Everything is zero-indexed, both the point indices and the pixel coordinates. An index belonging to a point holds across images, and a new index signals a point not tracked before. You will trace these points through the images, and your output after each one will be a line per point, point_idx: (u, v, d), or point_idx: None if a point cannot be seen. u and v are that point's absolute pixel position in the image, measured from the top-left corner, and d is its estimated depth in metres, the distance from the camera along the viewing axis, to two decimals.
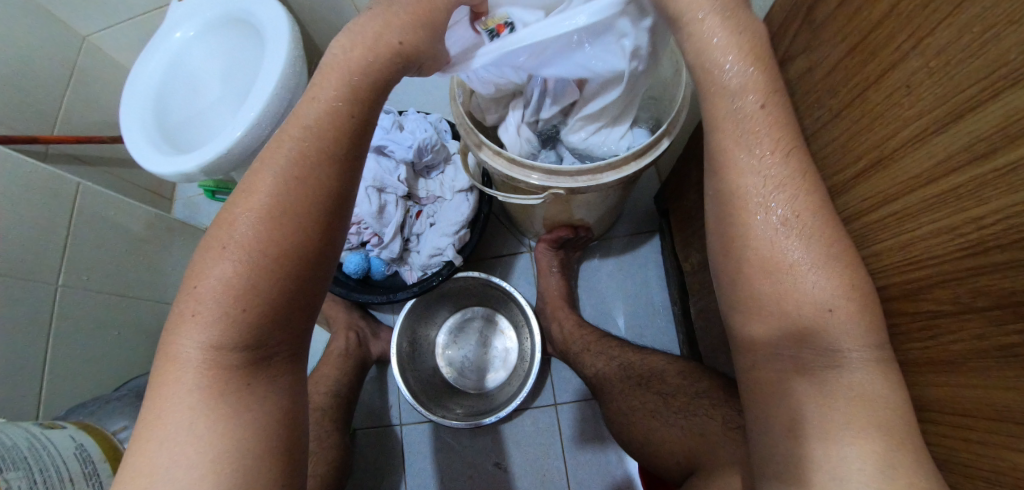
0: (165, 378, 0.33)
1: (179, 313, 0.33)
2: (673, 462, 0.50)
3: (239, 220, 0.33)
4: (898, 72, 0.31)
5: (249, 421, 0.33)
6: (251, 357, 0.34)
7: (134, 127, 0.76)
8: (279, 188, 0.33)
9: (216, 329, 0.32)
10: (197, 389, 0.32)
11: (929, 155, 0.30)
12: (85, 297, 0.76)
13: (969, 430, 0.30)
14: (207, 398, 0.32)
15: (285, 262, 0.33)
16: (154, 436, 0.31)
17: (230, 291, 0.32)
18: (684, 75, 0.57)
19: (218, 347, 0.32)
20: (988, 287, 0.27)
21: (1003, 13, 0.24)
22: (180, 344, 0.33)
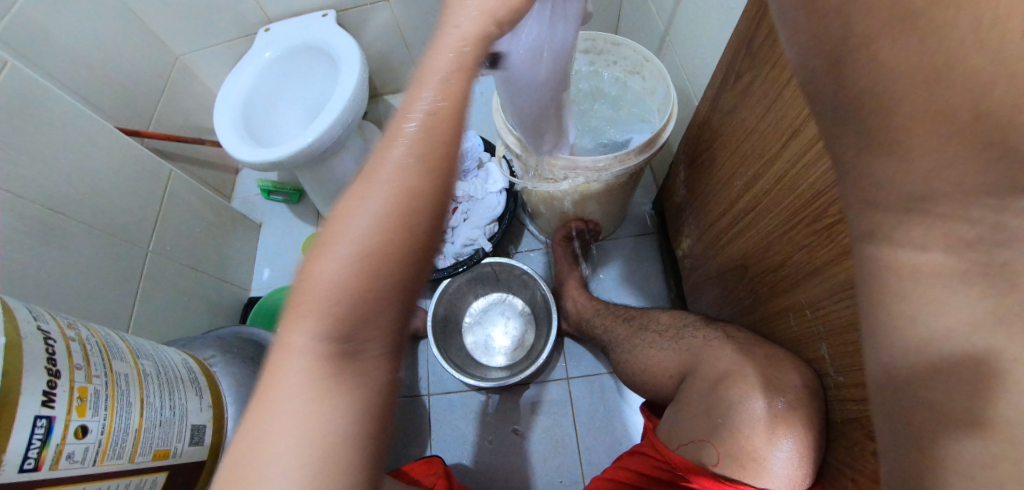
0: (278, 379, 0.30)
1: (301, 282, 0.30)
2: (669, 377, 0.64)
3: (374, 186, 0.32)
4: (779, 97, 0.53)
5: (352, 412, 0.29)
6: (346, 339, 0.30)
7: (224, 124, 0.93)
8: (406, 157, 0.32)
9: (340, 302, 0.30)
10: (297, 383, 0.29)
11: (796, 147, 0.51)
12: (166, 262, 0.89)
13: (813, 313, 0.51)
14: (320, 386, 0.29)
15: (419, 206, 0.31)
16: (266, 440, 0.28)
17: (359, 245, 0.30)
18: (670, 95, 0.77)
19: (331, 326, 0.30)
20: (821, 219, 0.47)
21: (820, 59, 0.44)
22: (295, 337, 0.30)
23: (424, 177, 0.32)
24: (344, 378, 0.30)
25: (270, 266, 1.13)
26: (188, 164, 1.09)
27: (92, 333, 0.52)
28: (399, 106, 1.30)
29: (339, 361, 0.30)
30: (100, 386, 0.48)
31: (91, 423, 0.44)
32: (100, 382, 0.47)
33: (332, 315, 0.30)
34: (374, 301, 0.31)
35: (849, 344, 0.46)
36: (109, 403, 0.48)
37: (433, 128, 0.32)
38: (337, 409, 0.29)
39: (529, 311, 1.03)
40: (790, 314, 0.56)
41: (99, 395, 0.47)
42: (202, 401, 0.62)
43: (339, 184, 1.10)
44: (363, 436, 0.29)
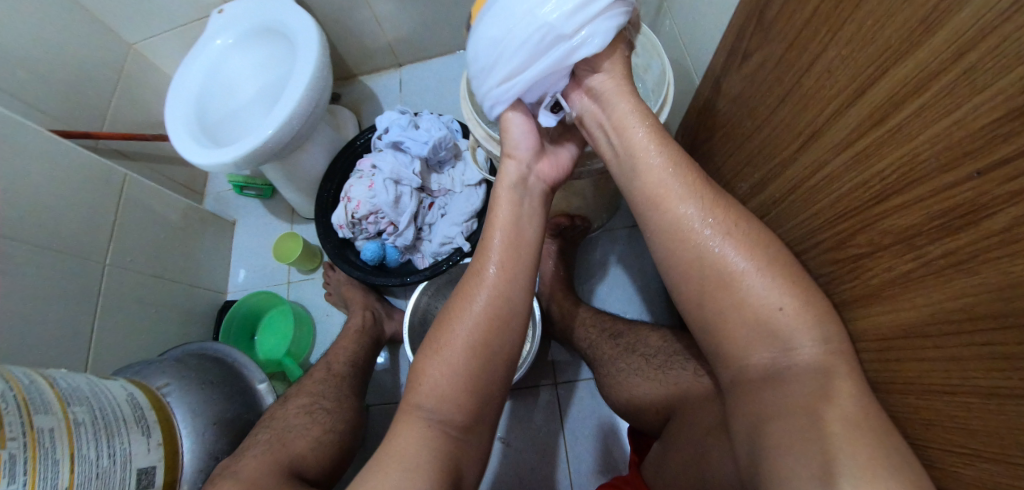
0: (401, 435, 0.42)
1: (430, 352, 0.44)
2: (653, 410, 0.57)
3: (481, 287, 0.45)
4: (819, 61, 0.39)
5: (436, 469, 0.40)
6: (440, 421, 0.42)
7: (177, 118, 0.86)
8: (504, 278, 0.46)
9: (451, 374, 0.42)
10: (410, 439, 0.42)
11: (847, 125, 0.37)
12: (127, 275, 0.84)
13: (867, 350, 0.38)
14: (422, 450, 0.41)
15: (496, 331, 0.44)
16: (375, 481, 0.40)
17: (452, 361, 0.43)
18: (668, 77, 0.65)
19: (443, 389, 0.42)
20: (892, 225, 0.34)
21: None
22: (416, 410, 0.43)
23: (502, 308, 0.44)
24: (434, 444, 0.41)
25: (245, 268, 1.08)
26: (151, 163, 1.02)
27: (7, 381, 0.46)
28: (376, 88, 1.19)
29: (433, 432, 0.42)
30: (16, 448, 0.43)
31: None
32: (15, 445, 0.43)
33: (441, 401, 0.42)
34: (463, 393, 0.42)
35: (921, 397, 0.33)
36: (30, 466, 0.43)
37: (507, 263, 0.46)
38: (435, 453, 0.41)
39: None
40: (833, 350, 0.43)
41: (12, 461, 0.42)
42: (151, 440, 0.58)
43: (308, 179, 1.01)
44: (442, 487, 0.40)
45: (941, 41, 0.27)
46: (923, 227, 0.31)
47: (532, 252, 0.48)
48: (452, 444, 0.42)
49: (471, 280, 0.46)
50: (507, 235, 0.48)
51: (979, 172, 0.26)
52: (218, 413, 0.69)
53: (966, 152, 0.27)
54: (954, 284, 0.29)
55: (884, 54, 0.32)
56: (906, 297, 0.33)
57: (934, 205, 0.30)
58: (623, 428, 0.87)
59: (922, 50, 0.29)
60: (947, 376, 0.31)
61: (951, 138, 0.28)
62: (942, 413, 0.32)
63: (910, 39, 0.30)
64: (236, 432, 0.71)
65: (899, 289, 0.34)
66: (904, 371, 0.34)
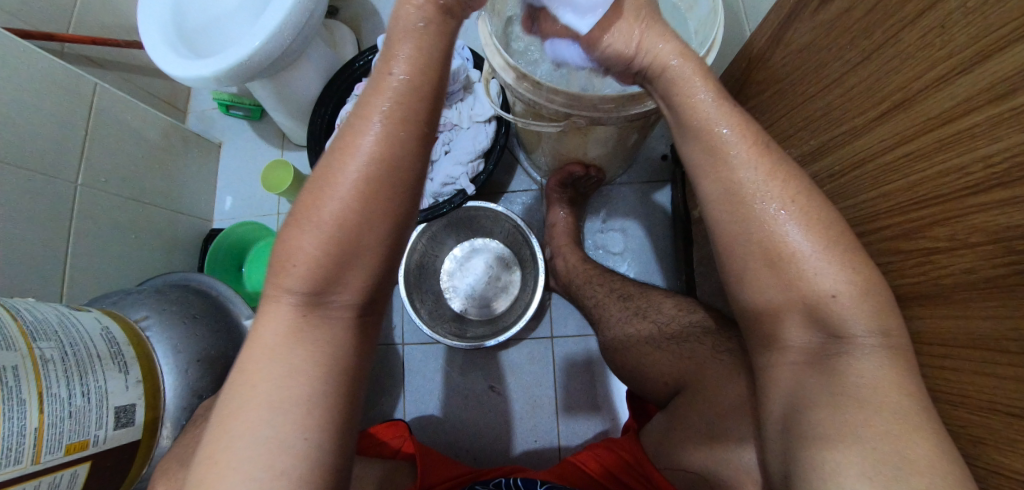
0: (263, 326, 0.34)
1: (279, 259, 0.34)
2: (661, 382, 0.55)
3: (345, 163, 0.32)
4: (936, 10, 0.31)
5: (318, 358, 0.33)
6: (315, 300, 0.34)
7: (153, 25, 0.76)
8: (375, 145, 0.32)
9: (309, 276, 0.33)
10: (279, 331, 0.34)
11: (952, 96, 0.31)
12: (103, 197, 0.77)
13: (925, 351, 0.34)
14: (301, 340, 0.33)
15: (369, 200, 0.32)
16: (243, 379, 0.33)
17: (322, 242, 0.32)
18: (720, 15, 0.56)
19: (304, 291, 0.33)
20: (986, 223, 0.29)
21: None
22: (284, 298, 0.34)
23: (383, 182, 0.32)
24: (307, 342, 0.33)
25: (232, 195, 1.02)
26: (125, 73, 0.91)
27: None
28: (377, 4, 1.06)
29: (311, 314, 0.34)
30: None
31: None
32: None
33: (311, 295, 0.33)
34: (338, 271, 0.33)
35: (973, 412, 0.30)
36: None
37: (396, 119, 0.33)
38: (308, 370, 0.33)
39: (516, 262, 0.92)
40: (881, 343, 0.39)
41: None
42: (129, 377, 0.54)
43: (300, 102, 0.92)
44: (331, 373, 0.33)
45: None
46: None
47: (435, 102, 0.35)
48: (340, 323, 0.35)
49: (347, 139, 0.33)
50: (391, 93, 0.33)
51: None
52: (203, 349, 0.66)
53: None
54: None
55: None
56: (982, 305, 0.29)
57: None
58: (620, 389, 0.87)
59: None
60: (1012, 398, 0.27)
61: None
62: (997, 432, 0.29)
63: None
64: (222, 370, 0.68)
65: (975, 294, 0.30)
66: (962, 381, 0.31)
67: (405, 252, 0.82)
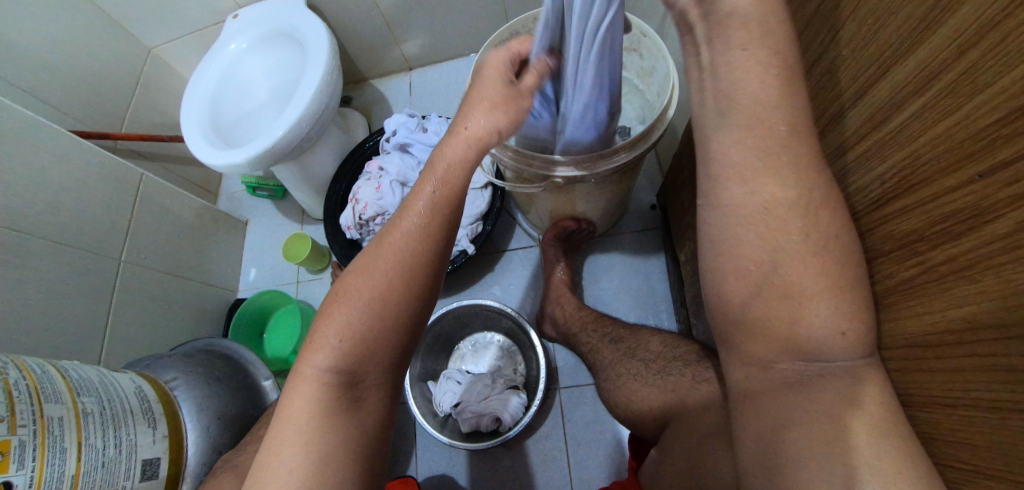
0: (289, 412, 0.37)
1: (307, 358, 0.38)
2: (651, 417, 0.56)
3: (384, 257, 0.39)
4: (825, 61, 0.38)
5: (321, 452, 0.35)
6: (348, 381, 0.37)
7: (192, 122, 0.89)
8: (411, 230, 0.40)
9: (332, 377, 0.37)
10: (318, 379, 0.37)
11: (850, 128, 0.36)
12: (139, 272, 0.86)
13: None
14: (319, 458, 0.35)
15: (426, 269, 0.40)
16: (281, 444, 0.36)
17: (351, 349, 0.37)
18: (673, 79, 0.63)
19: (335, 383, 0.37)
20: (895, 232, 0.33)
21: None
22: (308, 384, 0.37)
23: (415, 270, 0.39)
24: (347, 416, 0.37)
25: (255, 267, 1.11)
26: (166, 163, 1.05)
27: (24, 372, 0.53)
28: (385, 92, 1.21)
29: (343, 403, 0.37)
30: (26, 435, 0.48)
31: (15, 477, 0.47)
32: (25, 432, 0.48)
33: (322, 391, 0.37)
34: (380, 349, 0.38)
35: (921, 411, 0.32)
36: (38, 453, 0.49)
37: (444, 199, 0.41)
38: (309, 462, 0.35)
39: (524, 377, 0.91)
40: None
41: (24, 446, 0.48)
42: (157, 431, 0.62)
43: (318, 180, 1.03)
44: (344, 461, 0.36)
45: (942, 38, 0.27)
46: (924, 232, 0.30)
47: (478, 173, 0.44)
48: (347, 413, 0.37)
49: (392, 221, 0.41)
50: (434, 186, 0.41)
51: (978, 176, 0.26)
52: (223, 407, 0.72)
53: (964, 157, 0.26)
54: (955, 293, 0.28)
55: (883, 54, 0.32)
56: (905, 304, 0.32)
57: (937, 208, 0.29)
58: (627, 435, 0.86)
59: (920, 50, 0.29)
60: (949, 388, 0.29)
61: (951, 140, 0.27)
62: (943, 425, 0.30)
63: (911, 37, 0.29)
64: (241, 426, 0.73)
65: (898, 295, 0.33)
66: (907, 382, 0.33)
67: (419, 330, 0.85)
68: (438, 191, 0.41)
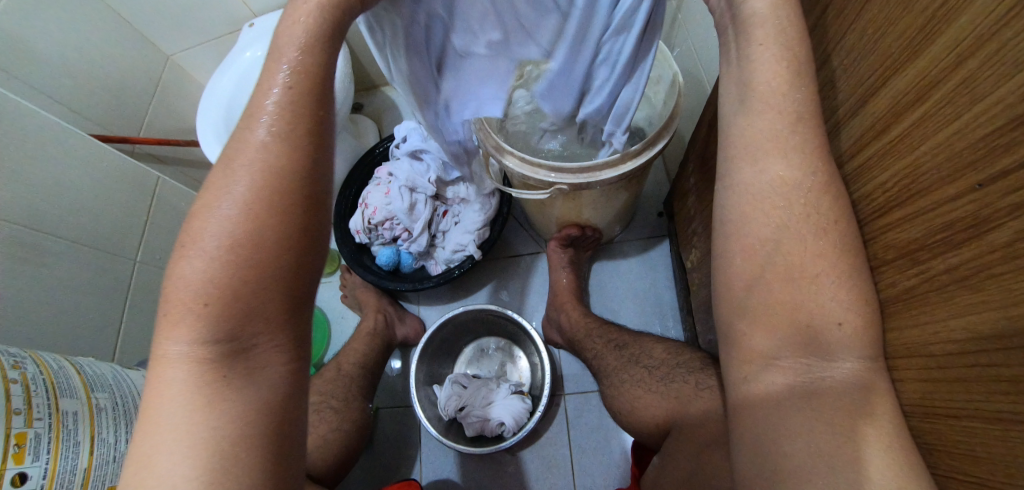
0: (159, 377, 0.34)
1: (165, 321, 0.34)
2: (653, 424, 0.55)
3: (227, 195, 0.34)
4: (824, 71, 0.38)
5: (224, 413, 0.33)
6: (227, 347, 0.34)
7: (208, 127, 0.92)
8: (255, 161, 0.34)
9: (200, 331, 0.33)
10: (184, 337, 0.33)
11: (850, 137, 0.36)
12: (153, 272, 0.89)
13: None
14: (216, 417, 0.33)
15: (290, 201, 0.34)
16: (162, 424, 0.33)
17: (208, 298, 0.33)
18: (679, 88, 0.65)
19: (203, 341, 0.33)
20: (896, 241, 0.32)
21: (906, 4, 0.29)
22: (175, 348, 0.33)
23: (270, 204, 0.33)
24: (234, 382, 0.34)
25: None
26: (181, 166, 1.07)
27: (40, 367, 0.54)
28: (396, 98, 1.23)
29: (231, 362, 0.34)
30: (41, 428, 0.49)
31: (30, 469, 0.48)
32: (41, 425, 0.50)
33: (195, 345, 0.33)
34: (248, 303, 0.33)
35: (924, 421, 0.31)
36: (52, 446, 0.50)
37: (285, 125, 0.35)
38: (205, 427, 0.32)
39: (527, 382, 0.91)
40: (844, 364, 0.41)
41: (39, 439, 0.49)
42: None
43: None
44: (243, 419, 0.33)
45: (939, 49, 0.27)
46: (925, 241, 0.30)
47: (330, 91, 0.38)
48: (229, 373, 0.34)
49: (233, 152, 0.35)
50: (274, 107, 0.35)
51: (978, 184, 0.26)
52: None
53: (964, 165, 0.26)
54: (959, 303, 0.28)
55: (883, 63, 0.32)
56: (908, 314, 0.32)
57: (940, 217, 0.29)
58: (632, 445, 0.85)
59: (920, 59, 0.29)
60: (951, 399, 0.29)
61: (951, 149, 0.27)
62: (946, 437, 0.30)
63: (910, 47, 0.29)
64: None
65: (901, 306, 0.33)
66: (909, 393, 0.32)
67: (427, 333, 0.86)
68: (273, 123, 0.35)
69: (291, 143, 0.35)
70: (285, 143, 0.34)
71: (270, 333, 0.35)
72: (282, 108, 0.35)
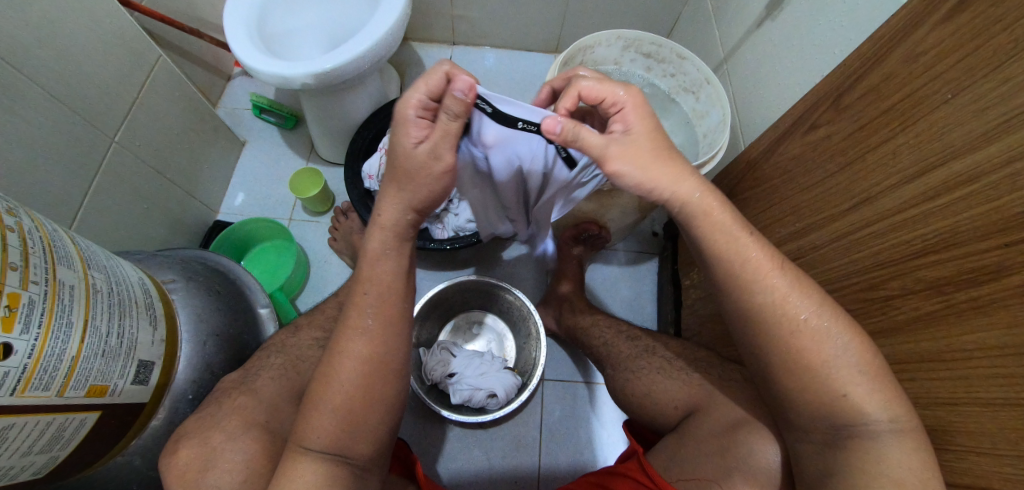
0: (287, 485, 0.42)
1: (296, 441, 0.44)
2: (670, 408, 0.63)
3: (353, 347, 0.46)
4: (886, 145, 0.50)
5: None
6: (344, 453, 0.44)
7: (236, 17, 0.81)
8: (373, 319, 0.47)
9: (331, 444, 0.44)
10: (318, 444, 0.44)
11: (899, 197, 0.48)
12: (129, 161, 0.76)
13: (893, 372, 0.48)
14: None
15: (394, 348, 0.48)
16: None
17: (340, 419, 0.44)
18: (728, 128, 0.76)
19: (330, 450, 0.44)
20: (926, 277, 0.45)
21: (979, 113, 0.41)
22: (308, 454, 0.43)
23: (386, 354, 0.47)
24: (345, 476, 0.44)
25: (244, 192, 1.02)
26: (176, 55, 0.94)
27: (35, 224, 0.43)
28: (425, 57, 1.22)
29: (342, 460, 0.44)
30: (37, 295, 0.39)
31: (16, 343, 0.37)
32: (37, 291, 0.39)
33: (329, 446, 0.44)
34: (359, 432, 0.45)
35: (930, 410, 0.43)
36: (45, 320, 0.40)
37: (382, 289, 0.47)
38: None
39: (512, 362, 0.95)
40: None
41: (33, 307, 0.39)
42: (155, 332, 0.55)
43: (345, 122, 0.98)
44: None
45: (995, 150, 0.39)
46: (952, 280, 0.42)
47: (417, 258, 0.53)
48: (349, 467, 0.45)
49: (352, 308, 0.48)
50: (371, 282, 0.48)
51: (1007, 243, 0.38)
52: (220, 326, 0.67)
53: (998, 231, 0.38)
54: (973, 325, 0.40)
55: (945, 150, 0.44)
56: (928, 330, 0.44)
57: (966, 263, 0.41)
58: (601, 435, 0.93)
59: (979, 153, 0.41)
60: (955, 391, 0.41)
61: (989, 218, 0.39)
62: (946, 420, 0.42)
63: (971, 142, 0.42)
64: (235, 351, 0.68)
65: (921, 324, 0.45)
66: (920, 388, 0.44)
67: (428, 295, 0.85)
68: (381, 289, 0.47)
69: (379, 302, 0.47)
70: (367, 303, 0.47)
71: (376, 437, 0.47)
72: (382, 282, 0.48)
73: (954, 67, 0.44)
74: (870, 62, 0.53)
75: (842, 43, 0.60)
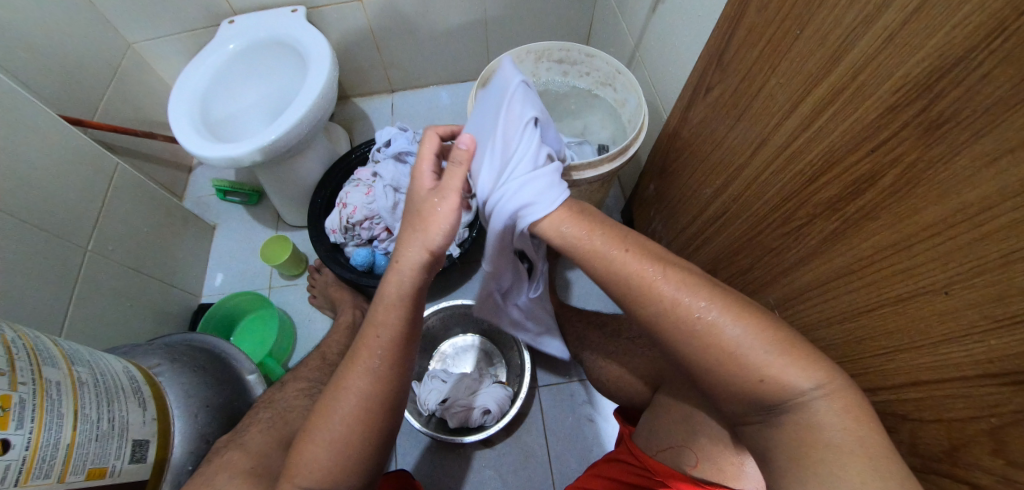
0: None
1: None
2: (642, 381, 0.65)
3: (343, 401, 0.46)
4: (763, 90, 0.54)
5: None
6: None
7: (180, 114, 0.88)
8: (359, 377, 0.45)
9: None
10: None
11: (785, 133, 0.51)
12: (104, 263, 0.81)
13: (818, 294, 0.50)
14: None
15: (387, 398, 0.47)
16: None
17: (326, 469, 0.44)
18: (644, 108, 0.80)
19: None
20: (821, 198, 0.47)
21: (821, 41, 0.45)
22: None
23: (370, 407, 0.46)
24: None
25: (223, 271, 1.07)
26: (135, 159, 1.01)
27: (17, 334, 0.47)
28: (368, 110, 1.29)
29: None
30: (26, 394, 0.43)
31: (11, 438, 0.41)
32: (25, 390, 0.43)
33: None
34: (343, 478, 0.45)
35: (855, 323, 0.45)
36: (37, 414, 0.43)
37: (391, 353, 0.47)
38: None
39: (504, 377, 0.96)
40: (796, 300, 0.54)
41: (23, 405, 0.42)
42: (145, 413, 0.58)
43: (302, 186, 1.04)
44: None
45: (844, 69, 0.42)
46: (841, 195, 0.45)
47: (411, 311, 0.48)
48: None
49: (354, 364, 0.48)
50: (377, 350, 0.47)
51: (872, 150, 0.40)
52: (210, 397, 0.70)
53: (863, 140, 0.41)
54: (867, 232, 0.42)
55: (807, 80, 0.47)
56: (836, 247, 0.46)
57: (847, 178, 0.43)
58: (604, 427, 0.93)
59: (832, 75, 0.44)
60: (871, 297, 0.43)
61: (854, 132, 0.42)
62: (870, 327, 0.44)
63: (824, 68, 0.45)
64: (226, 417, 0.71)
65: (830, 243, 0.47)
66: (843, 303, 0.46)
67: None
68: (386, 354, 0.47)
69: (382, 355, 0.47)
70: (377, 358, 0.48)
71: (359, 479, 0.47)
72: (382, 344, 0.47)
73: (794, 8, 0.47)
74: (733, 19, 0.58)
75: (714, 7, 0.65)
